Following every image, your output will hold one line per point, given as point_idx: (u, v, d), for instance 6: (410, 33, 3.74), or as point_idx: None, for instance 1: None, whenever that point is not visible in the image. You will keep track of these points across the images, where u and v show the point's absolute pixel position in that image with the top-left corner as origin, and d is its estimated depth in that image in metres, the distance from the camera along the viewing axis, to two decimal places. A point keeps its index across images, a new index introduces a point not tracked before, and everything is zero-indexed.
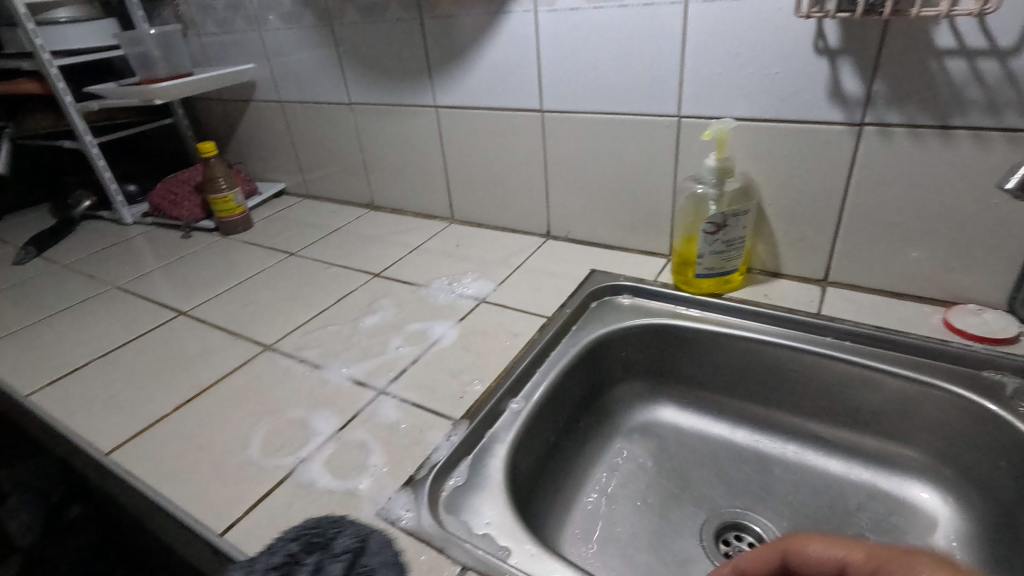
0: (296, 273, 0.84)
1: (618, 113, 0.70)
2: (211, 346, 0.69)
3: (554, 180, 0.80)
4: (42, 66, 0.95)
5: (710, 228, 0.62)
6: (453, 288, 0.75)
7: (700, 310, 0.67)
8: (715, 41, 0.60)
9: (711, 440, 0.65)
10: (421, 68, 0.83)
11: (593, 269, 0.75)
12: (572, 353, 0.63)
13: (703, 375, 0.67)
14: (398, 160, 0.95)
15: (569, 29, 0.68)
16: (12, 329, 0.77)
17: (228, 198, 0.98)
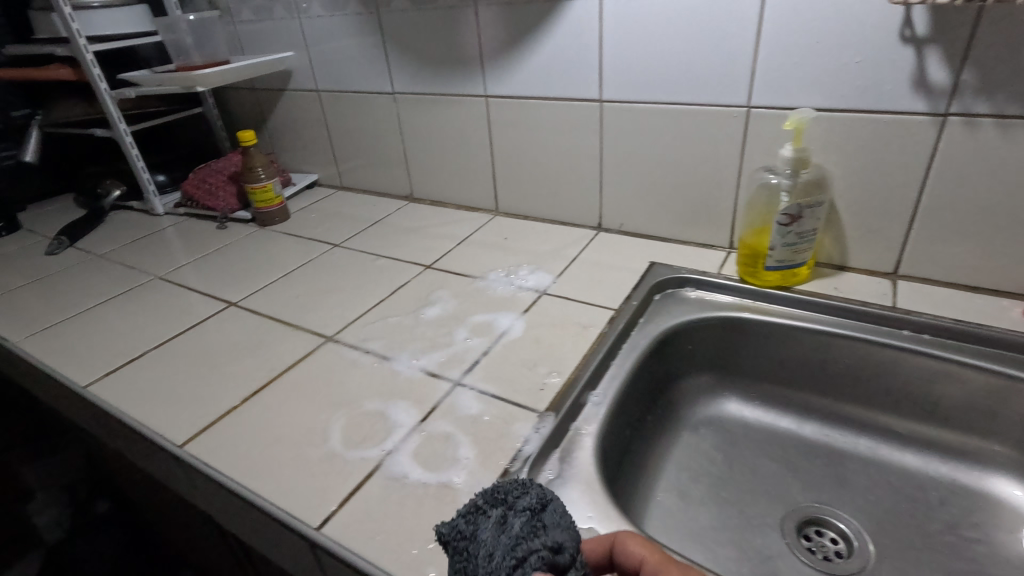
0: (344, 264, 0.83)
1: (683, 103, 0.69)
2: (268, 338, 0.67)
3: (608, 171, 0.79)
4: (78, 52, 0.93)
5: (784, 220, 0.61)
6: (511, 280, 0.74)
7: (767, 303, 0.67)
8: (794, 30, 0.59)
9: (780, 434, 0.65)
10: (472, 56, 0.81)
11: (652, 261, 0.74)
12: (644, 345, 0.62)
13: (770, 368, 0.66)
14: (442, 151, 0.94)
15: (635, 17, 0.67)
16: (57, 319, 0.76)
17: (266, 188, 0.96)
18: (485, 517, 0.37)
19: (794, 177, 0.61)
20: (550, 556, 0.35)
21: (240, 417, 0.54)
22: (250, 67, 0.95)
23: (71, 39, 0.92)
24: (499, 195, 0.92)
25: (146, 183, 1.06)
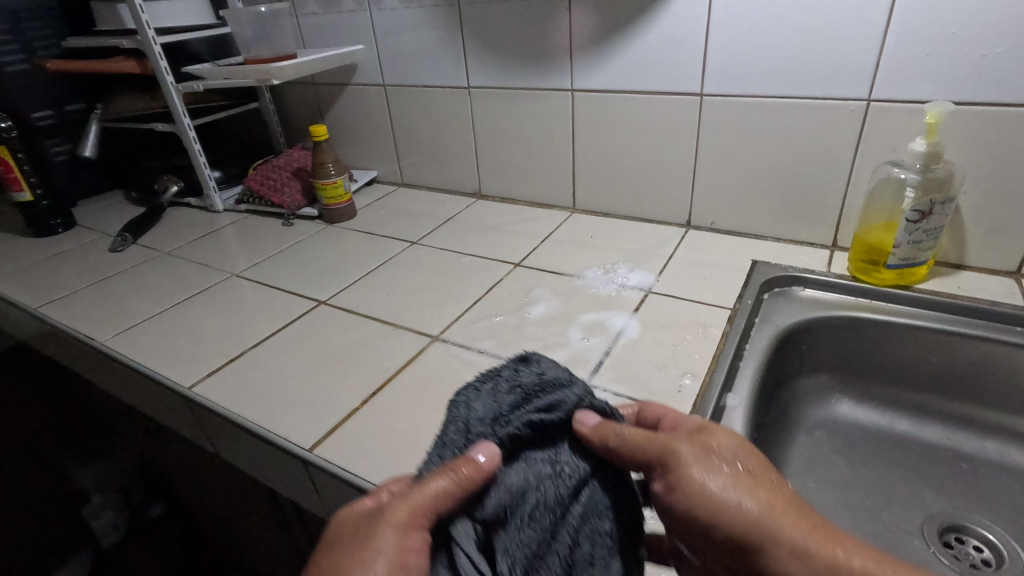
0: (428, 262, 0.81)
1: (795, 97, 0.67)
2: (369, 338, 0.65)
3: (703, 167, 0.77)
4: (145, 44, 0.91)
5: (914, 216, 0.60)
6: (610, 278, 0.72)
7: (886, 303, 0.65)
8: (930, 20, 0.57)
9: (902, 438, 0.63)
10: (561, 49, 0.79)
11: (755, 260, 0.72)
12: (767, 346, 0.60)
13: (888, 369, 0.64)
14: (518, 146, 0.92)
15: (749, 6, 0.65)
16: (141, 319, 0.76)
17: (336, 184, 0.95)
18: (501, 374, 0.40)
19: (925, 171, 0.60)
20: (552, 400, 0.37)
21: (367, 419, 0.53)
22: (320, 61, 0.93)
23: (139, 31, 0.90)
24: (577, 192, 0.90)
25: (207, 179, 1.03)
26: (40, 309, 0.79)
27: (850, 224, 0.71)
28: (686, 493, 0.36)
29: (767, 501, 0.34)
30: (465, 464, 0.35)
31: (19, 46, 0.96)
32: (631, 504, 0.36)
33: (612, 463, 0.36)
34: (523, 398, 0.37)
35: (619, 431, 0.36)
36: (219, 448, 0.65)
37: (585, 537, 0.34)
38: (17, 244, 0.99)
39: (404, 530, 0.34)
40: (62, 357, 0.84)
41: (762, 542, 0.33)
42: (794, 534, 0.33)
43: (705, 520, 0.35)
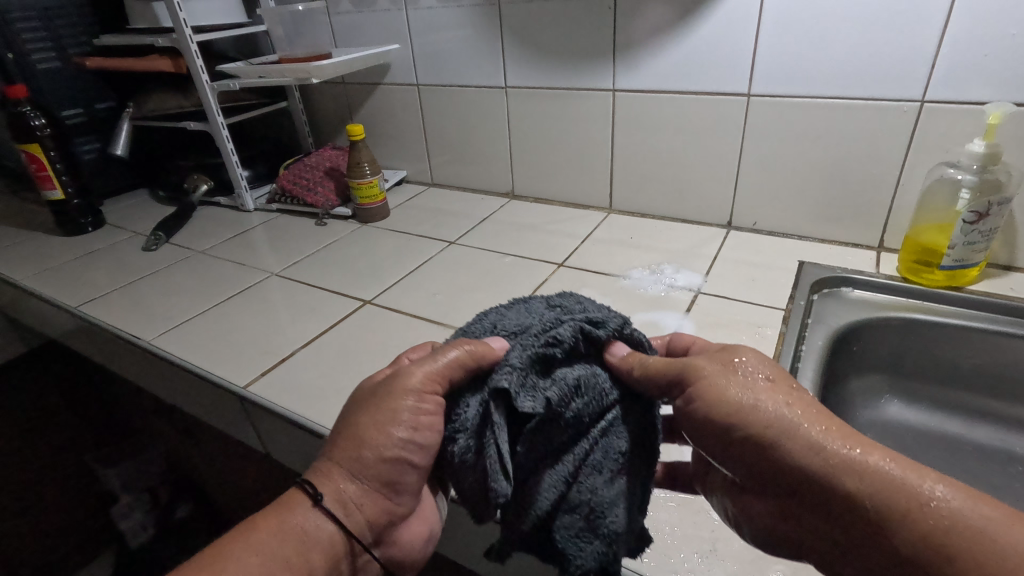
0: (470, 262, 0.81)
1: (845, 98, 0.67)
2: (420, 338, 0.65)
3: (748, 169, 0.77)
4: (182, 42, 0.91)
5: (971, 217, 0.60)
6: (658, 278, 0.72)
7: (936, 303, 0.64)
8: (989, 21, 0.57)
9: (957, 439, 0.62)
10: (604, 49, 0.79)
11: (801, 262, 0.72)
12: (822, 346, 0.60)
13: (941, 371, 0.64)
14: (554, 147, 0.92)
15: (801, 9, 0.65)
16: (185, 318, 0.75)
17: (371, 184, 0.94)
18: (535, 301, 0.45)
19: (981, 172, 0.60)
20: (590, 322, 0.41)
21: None
22: (357, 60, 0.93)
23: (177, 29, 0.89)
24: (615, 193, 0.90)
25: (238, 178, 1.02)
26: (79, 308, 0.79)
27: (898, 226, 0.71)
28: (704, 403, 0.38)
29: (790, 402, 0.36)
30: (478, 344, 0.40)
31: (52, 44, 0.96)
32: (647, 421, 0.41)
33: (634, 385, 0.40)
34: (561, 318, 0.41)
35: (643, 358, 0.40)
36: (269, 447, 0.65)
37: (597, 448, 0.39)
38: (47, 242, 0.99)
39: (419, 393, 0.40)
40: (98, 357, 0.83)
41: (782, 442, 0.35)
42: (814, 438, 0.34)
43: (725, 424, 0.37)
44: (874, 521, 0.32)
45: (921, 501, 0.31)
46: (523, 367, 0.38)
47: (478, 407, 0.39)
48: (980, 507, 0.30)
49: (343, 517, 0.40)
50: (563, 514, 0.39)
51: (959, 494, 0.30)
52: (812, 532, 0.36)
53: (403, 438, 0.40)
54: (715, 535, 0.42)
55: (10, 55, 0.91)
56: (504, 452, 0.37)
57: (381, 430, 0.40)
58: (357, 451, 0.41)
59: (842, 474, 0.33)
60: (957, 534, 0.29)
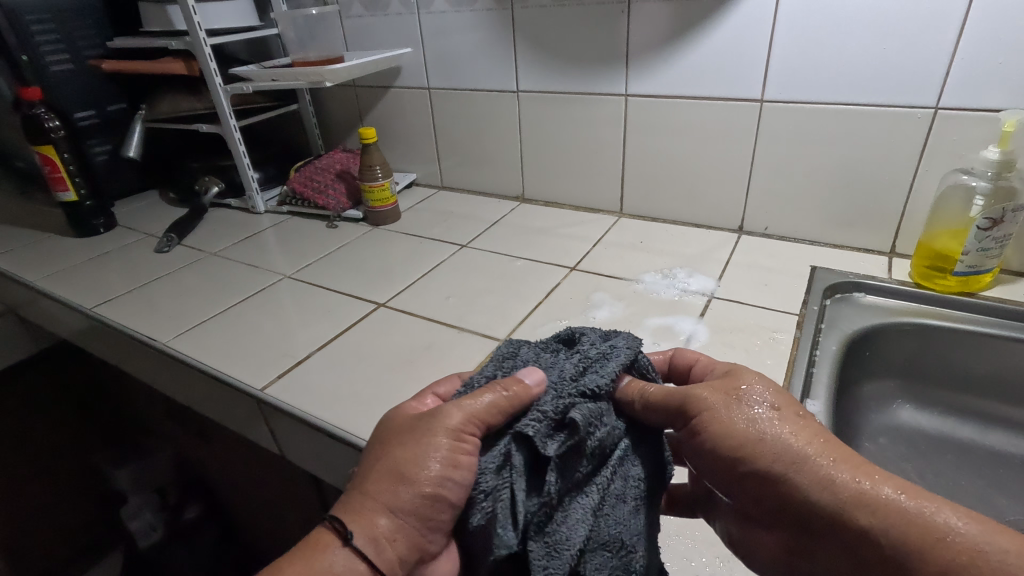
0: (482, 265, 0.81)
1: (859, 103, 0.67)
2: (435, 340, 0.66)
3: (760, 173, 0.77)
4: (196, 46, 0.91)
5: (985, 224, 0.60)
6: (671, 282, 0.72)
7: (948, 308, 0.65)
8: (1006, 27, 0.57)
9: (970, 445, 0.63)
10: (617, 53, 0.80)
11: (813, 267, 0.73)
12: (836, 351, 0.60)
13: (954, 376, 0.64)
14: (565, 150, 0.92)
15: (816, 14, 0.65)
16: (199, 320, 0.75)
17: (383, 187, 0.95)
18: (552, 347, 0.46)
19: (995, 179, 0.60)
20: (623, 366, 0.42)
21: None
22: (369, 63, 0.93)
23: (191, 32, 0.90)
24: (626, 196, 0.90)
25: (249, 180, 1.03)
26: (94, 309, 0.79)
27: (910, 231, 0.71)
28: (711, 435, 0.38)
29: (801, 435, 0.37)
30: (516, 384, 0.41)
31: (65, 46, 0.96)
32: (659, 461, 0.42)
33: (641, 414, 0.41)
34: (589, 365, 0.42)
35: (645, 388, 0.41)
36: (284, 449, 0.65)
37: (617, 478, 0.40)
38: (60, 243, 0.99)
39: (457, 430, 0.39)
40: (112, 358, 0.84)
41: (792, 475, 0.35)
42: (829, 472, 0.35)
43: (733, 457, 0.38)
44: (889, 556, 0.32)
45: (939, 534, 0.31)
46: (553, 416, 0.39)
47: (499, 450, 0.40)
48: (995, 536, 0.30)
49: (374, 557, 0.38)
50: (592, 555, 0.38)
51: (974, 524, 0.31)
52: (826, 565, 0.36)
53: (440, 475, 0.38)
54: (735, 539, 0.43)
55: (23, 57, 0.91)
56: (518, 499, 0.37)
57: (416, 464, 0.39)
58: (392, 486, 0.39)
59: (854, 508, 0.33)
60: (977, 565, 0.30)
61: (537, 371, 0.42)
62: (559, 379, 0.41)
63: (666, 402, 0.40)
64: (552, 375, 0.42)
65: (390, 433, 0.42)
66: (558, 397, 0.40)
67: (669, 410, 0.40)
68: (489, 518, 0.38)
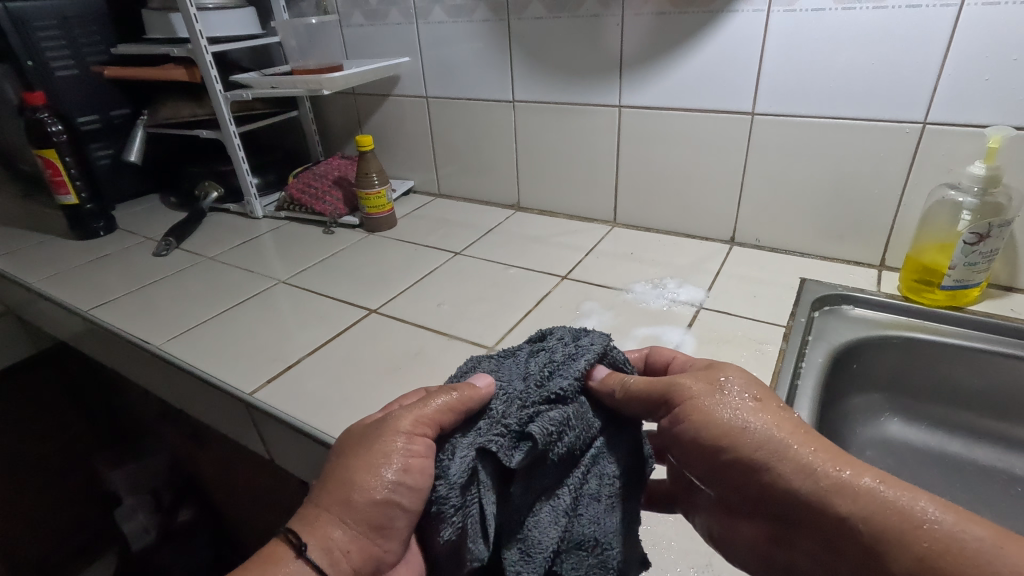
0: (475, 273, 0.82)
1: (849, 118, 0.68)
2: (425, 347, 0.66)
3: (751, 186, 0.78)
4: (197, 53, 0.92)
5: (972, 239, 0.61)
6: (661, 292, 0.72)
7: (935, 322, 0.65)
8: (993, 45, 0.58)
9: (957, 459, 0.63)
10: (612, 65, 0.81)
11: (803, 279, 0.73)
12: (821, 363, 0.61)
13: (942, 390, 0.64)
14: (560, 160, 0.93)
15: (805, 30, 0.66)
16: (193, 323, 0.76)
17: (379, 194, 0.96)
18: (518, 352, 0.46)
19: (982, 194, 0.61)
20: (587, 366, 0.42)
21: None
22: (367, 72, 0.94)
23: (193, 40, 0.91)
24: (619, 206, 0.91)
25: (248, 185, 1.04)
26: (91, 311, 0.80)
27: (899, 244, 0.72)
28: (692, 428, 0.39)
29: (780, 425, 0.37)
30: (462, 390, 0.41)
31: (70, 52, 0.98)
32: (638, 448, 0.43)
33: (624, 406, 0.41)
34: (555, 368, 0.42)
35: (626, 380, 0.41)
36: (273, 453, 0.66)
37: (590, 478, 0.41)
38: (60, 245, 1.00)
39: (409, 436, 0.40)
40: (107, 359, 0.85)
41: (772, 463, 0.36)
42: (808, 460, 0.35)
43: (714, 448, 0.38)
44: (868, 546, 0.32)
45: (916, 523, 0.31)
46: (516, 430, 0.39)
47: (465, 464, 0.38)
48: (971, 525, 0.30)
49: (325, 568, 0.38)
50: (570, 554, 0.40)
51: (950, 514, 0.31)
52: (805, 555, 0.36)
53: (393, 481, 0.39)
54: (712, 549, 0.42)
55: (29, 62, 0.93)
56: (487, 513, 0.38)
57: (369, 473, 0.39)
58: (345, 496, 0.39)
59: (834, 497, 0.33)
60: (952, 554, 0.30)
61: (485, 376, 0.43)
62: (522, 387, 0.42)
63: (648, 396, 0.40)
64: (514, 382, 0.42)
65: (348, 443, 0.42)
66: (522, 407, 0.40)
67: (652, 402, 0.40)
68: (460, 533, 0.38)
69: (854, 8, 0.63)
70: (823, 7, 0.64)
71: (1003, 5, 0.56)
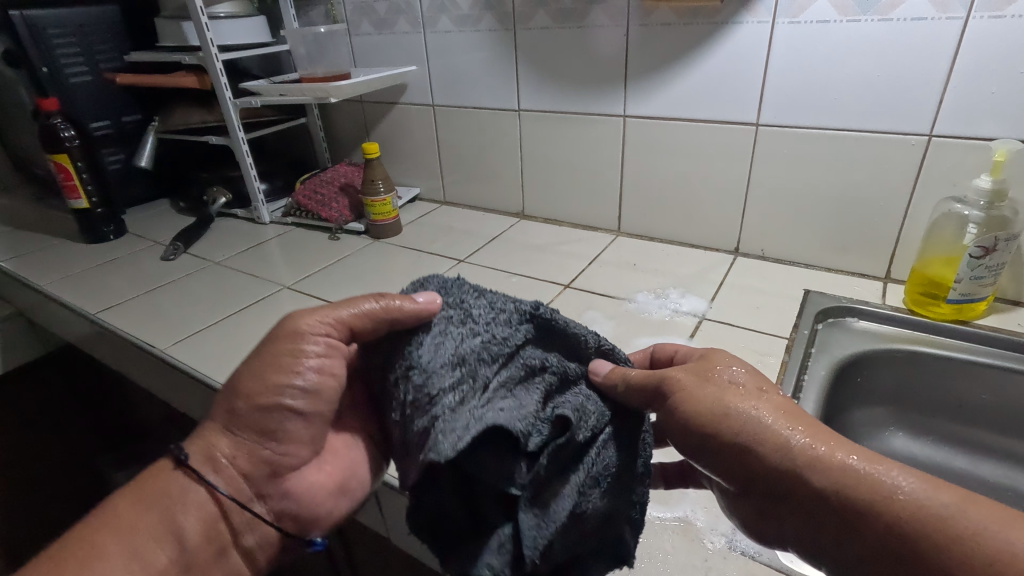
0: (477, 280, 0.82)
1: (854, 129, 0.68)
2: None
3: (755, 197, 0.78)
4: (207, 61, 0.94)
5: (977, 252, 0.61)
6: (663, 302, 0.72)
7: (942, 337, 0.64)
8: (998, 58, 0.58)
9: (961, 474, 0.62)
10: (617, 75, 0.81)
11: (807, 290, 0.73)
12: (824, 376, 0.60)
13: (947, 404, 0.64)
14: (565, 169, 0.93)
15: (810, 42, 0.66)
16: (197, 327, 0.77)
17: (385, 201, 0.96)
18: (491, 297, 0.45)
19: (988, 208, 0.60)
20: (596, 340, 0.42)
21: None
22: (375, 80, 0.95)
23: (203, 48, 0.93)
24: (623, 215, 0.91)
25: (256, 191, 1.05)
26: (98, 314, 0.81)
27: (904, 256, 0.71)
28: (683, 413, 0.38)
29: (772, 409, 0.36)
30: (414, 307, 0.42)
31: (84, 59, 1.00)
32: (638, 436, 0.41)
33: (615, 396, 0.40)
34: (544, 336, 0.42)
35: (625, 372, 0.40)
36: None
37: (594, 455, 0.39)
38: (71, 248, 1.02)
39: (315, 341, 0.46)
40: (113, 362, 0.85)
41: (756, 447, 0.35)
42: (790, 440, 0.34)
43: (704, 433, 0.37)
44: (848, 521, 0.32)
45: (887, 495, 0.31)
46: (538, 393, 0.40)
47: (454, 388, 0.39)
48: (937, 492, 0.31)
49: (213, 474, 0.45)
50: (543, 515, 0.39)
51: (920, 483, 0.31)
52: (790, 535, 0.36)
53: (298, 386, 0.46)
54: (710, 564, 0.40)
55: (44, 69, 0.95)
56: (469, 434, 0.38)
57: (268, 382, 0.46)
58: (235, 399, 0.46)
59: (812, 474, 0.33)
60: (920, 518, 0.30)
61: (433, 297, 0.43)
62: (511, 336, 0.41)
63: (645, 389, 0.39)
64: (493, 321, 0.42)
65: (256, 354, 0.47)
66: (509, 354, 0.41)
67: (643, 392, 0.39)
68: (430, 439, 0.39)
69: (858, 20, 0.63)
70: (828, 18, 0.64)
71: (1008, 18, 0.56)
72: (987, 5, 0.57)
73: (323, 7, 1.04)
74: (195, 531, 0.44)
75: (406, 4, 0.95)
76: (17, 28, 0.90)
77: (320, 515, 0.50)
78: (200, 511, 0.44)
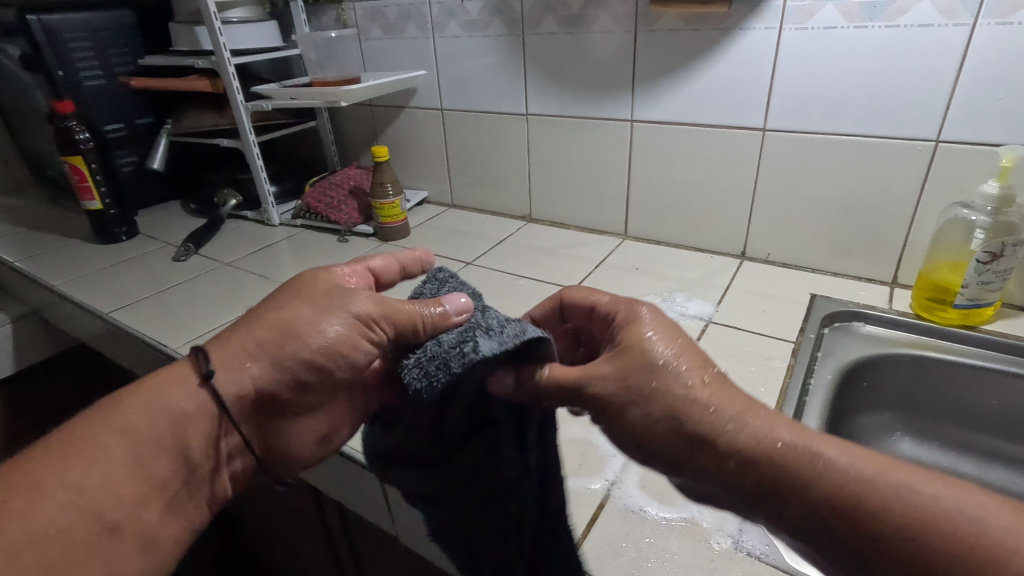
0: (484, 283, 0.83)
1: (861, 135, 0.68)
2: None
3: (762, 201, 0.78)
4: (220, 65, 0.95)
5: (985, 258, 0.61)
6: (669, 306, 0.73)
7: (949, 341, 0.64)
8: (1005, 65, 0.58)
9: (968, 479, 0.62)
10: (624, 80, 0.81)
11: (814, 294, 0.73)
12: (830, 379, 0.60)
13: (954, 409, 0.64)
14: (572, 173, 0.94)
15: (816, 47, 0.67)
16: (208, 327, 0.78)
17: (393, 204, 0.97)
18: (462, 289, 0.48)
19: (995, 214, 0.61)
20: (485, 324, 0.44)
21: None
22: (384, 85, 0.96)
23: (216, 52, 0.94)
24: (629, 218, 0.91)
25: (266, 193, 1.06)
26: (111, 314, 0.82)
27: (911, 261, 0.71)
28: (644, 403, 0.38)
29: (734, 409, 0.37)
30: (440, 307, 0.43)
31: (99, 63, 1.01)
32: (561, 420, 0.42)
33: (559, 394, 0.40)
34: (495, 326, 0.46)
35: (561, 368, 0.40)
36: None
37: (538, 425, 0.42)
38: (83, 249, 1.03)
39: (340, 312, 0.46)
40: (124, 361, 0.87)
41: (718, 441, 0.36)
42: (848, 471, 0.33)
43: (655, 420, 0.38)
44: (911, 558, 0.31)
45: (945, 526, 0.30)
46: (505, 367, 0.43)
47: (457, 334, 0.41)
48: (991, 507, 0.30)
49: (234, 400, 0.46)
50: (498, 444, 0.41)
51: (979, 501, 0.31)
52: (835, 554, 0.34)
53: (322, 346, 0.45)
54: (715, 564, 0.40)
55: (60, 72, 0.97)
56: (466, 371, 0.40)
57: (287, 336, 0.45)
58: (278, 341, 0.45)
59: (866, 508, 0.32)
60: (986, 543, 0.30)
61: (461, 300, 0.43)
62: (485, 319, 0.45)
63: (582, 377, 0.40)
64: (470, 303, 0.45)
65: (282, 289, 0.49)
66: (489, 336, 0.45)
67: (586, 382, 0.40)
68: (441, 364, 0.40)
69: (865, 27, 0.63)
70: (835, 24, 0.65)
71: (1016, 25, 0.56)
72: (993, 12, 0.57)
73: (334, 12, 1.06)
74: (199, 449, 0.45)
75: (416, 9, 0.96)
76: (35, 33, 0.92)
77: (300, 459, 0.53)
78: (204, 424, 0.45)
